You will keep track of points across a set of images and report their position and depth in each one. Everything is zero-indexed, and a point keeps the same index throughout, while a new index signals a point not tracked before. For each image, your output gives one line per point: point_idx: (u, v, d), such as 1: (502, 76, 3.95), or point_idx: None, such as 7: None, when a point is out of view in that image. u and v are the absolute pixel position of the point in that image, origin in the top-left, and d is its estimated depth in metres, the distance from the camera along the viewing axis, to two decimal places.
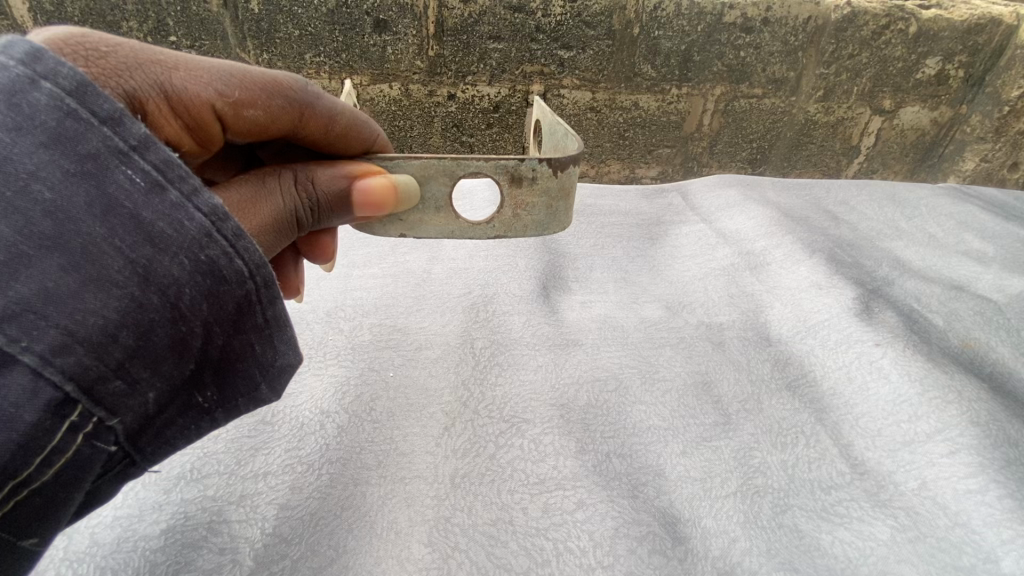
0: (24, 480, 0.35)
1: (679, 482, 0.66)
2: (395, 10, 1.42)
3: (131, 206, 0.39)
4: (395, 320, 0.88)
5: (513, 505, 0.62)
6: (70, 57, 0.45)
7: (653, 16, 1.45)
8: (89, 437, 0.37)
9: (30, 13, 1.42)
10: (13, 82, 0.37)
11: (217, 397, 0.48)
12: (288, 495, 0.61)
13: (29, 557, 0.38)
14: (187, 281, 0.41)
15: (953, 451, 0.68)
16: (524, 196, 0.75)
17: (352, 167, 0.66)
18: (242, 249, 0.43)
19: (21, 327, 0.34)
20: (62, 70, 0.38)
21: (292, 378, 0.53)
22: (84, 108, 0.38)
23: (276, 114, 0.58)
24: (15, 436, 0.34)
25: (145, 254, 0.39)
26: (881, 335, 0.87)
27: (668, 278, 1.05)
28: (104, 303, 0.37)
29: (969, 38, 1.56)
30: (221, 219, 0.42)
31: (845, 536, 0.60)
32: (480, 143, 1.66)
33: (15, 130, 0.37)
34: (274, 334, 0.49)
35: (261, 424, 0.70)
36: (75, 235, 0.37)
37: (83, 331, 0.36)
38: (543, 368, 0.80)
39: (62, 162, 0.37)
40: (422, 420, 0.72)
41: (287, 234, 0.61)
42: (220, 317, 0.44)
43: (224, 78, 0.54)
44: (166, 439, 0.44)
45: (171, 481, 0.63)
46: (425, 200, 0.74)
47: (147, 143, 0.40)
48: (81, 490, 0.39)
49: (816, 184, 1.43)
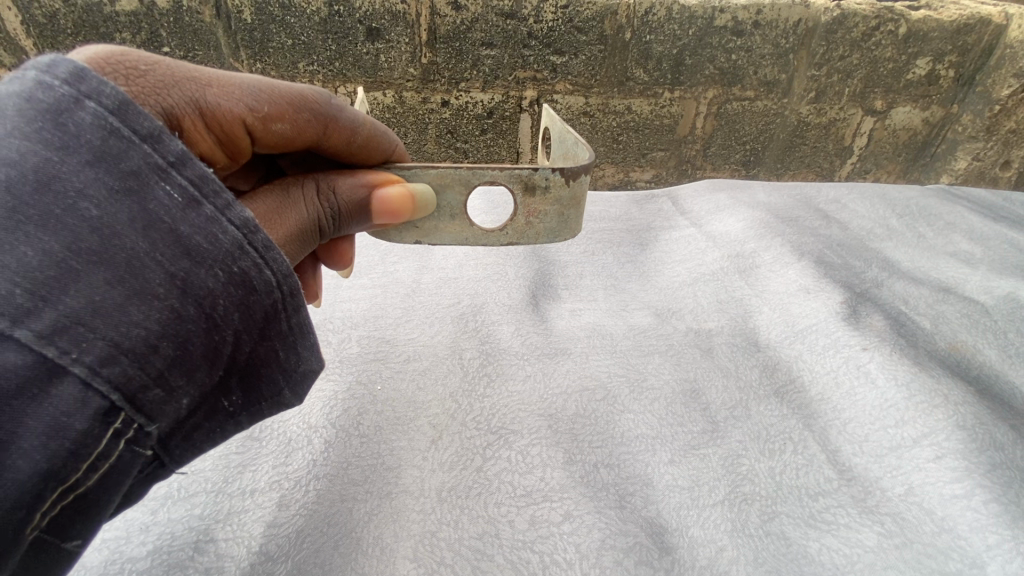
0: (71, 485, 0.37)
1: (669, 491, 0.66)
2: (387, 18, 1.42)
3: (170, 220, 0.41)
4: (383, 332, 0.88)
5: (500, 517, 0.62)
6: (110, 75, 0.45)
7: (644, 21, 1.45)
8: (129, 442, 0.39)
9: (23, 24, 1.42)
10: (59, 102, 0.39)
11: (242, 400, 0.49)
12: (275, 512, 0.61)
13: (69, 558, 0.41)
14: (221, 292, 0.43)
15: (939, 455, 0.69)
16: (537, 205, 0.75)
17: (372, 176, 0.66)
18: (271, 260, 0.45)
19: (70, 339, 0.36)
20: (105, 89, 0.40)
21: (313, 383, 0.54)
22: (126, 127, 0.40)
23: (303, 127, 0.58)
24: (67, 443, 0.36)
25: (183, 266, 0.41)
26: (869, 339, 0.87)
27: (658, 285, 1.05)
28: (147, 314, 0.39)
29: (958, 38, 1.57)
30: (252, 232, 0.44)
31: (832, 543, 0.61)
32: (475, 150, 1.67)
33: (62, 148, 0.38)
34: (298, 340, 0.51)
35: (249, 440, 0.70)
36: (120, 250, 0.39)
37: (128, 342, 0.38)
38: (531, 377, 0.80)
39: (107, 179, 0.39)
40: (409, 433, 0.72)
41: (310, 242, 0.61)
42: (249, 326, 0.45)
43: (254, 93, 0.54)
44: (195, 441, 0.45)
45: (158, 501, 0.62)
46: (441, 208, 0.74)
47: (184, 160, 0.42)
48: (119, 493, 0.40)
49: (807, 187, 1.44)
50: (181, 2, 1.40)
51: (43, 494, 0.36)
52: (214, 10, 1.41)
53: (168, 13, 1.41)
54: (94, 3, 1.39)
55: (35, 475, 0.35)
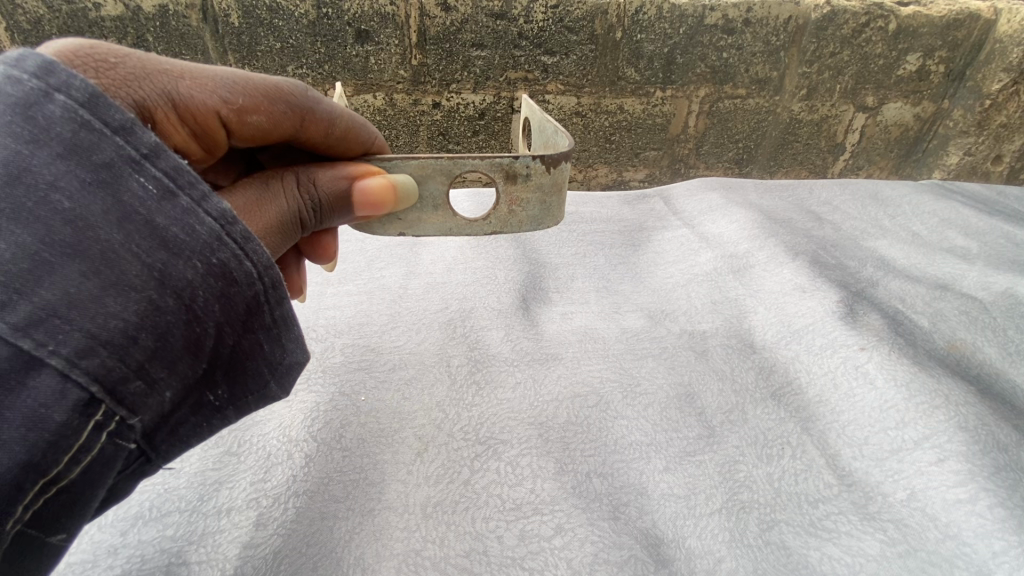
0: (53, 477, 0.36)
1: (663, 501, 0.64)
2: (376, 19, 1.40)
3: (145, 212, 0.38)
4: (368, 340, 0.86)
5: (487, 533, 0.59)
6: (80, 68, 0.43)
7: (635, 20, 1.44)
8: (112, 435, 0.37)
9: (6, 31, 1.39)
10: (28, 97, 0.37)
11: (229, 394, 0.47)
12: (252, 533, 0.59)
13: (55, 554, 0.39)
14: (201, 284, 0.40)
15: (941, 458, 0.67)
16: (518, 193, 0.73)
17: (352, 168, 0.64)
18: (251, 251, 0.43)
19: (47, 331, 0.34)
20: (75, 82, 0.38)
21: (300, 375, 0.51)
22: (97, 119, 0.38)
23: (279, 119, 0.56)
24: (46, 434, 0.34)
25: (160, 258, 0.39)
26: (866, 339, 0.85)
27: (651, 286, 1.03)
28: (124, 306, 0.37)
29: (948, 33, 1.55)
30: (230, 223, 0.41)
31: (833, 552, 0.58)
32: (466, 151, 1.64)
33: (32, 142, 0.37)
34: (282, 333, 0.48)
35: (227, 456, 0.67)
36: (93, 242, 0.37)
37: (106, 334, 0.36)
38: (521, 385, 0.78)
39: (78, 172, 0.37)
40: (394, 445, 0.69)
41: (291, 235, 0.59)
42: (231, 318, 0.43)
43: (228, 85, 0.52)
44: (180, 436, 0.43)
45: (128, 522, 0.60)
46: (422, 199, 0.72)
47: (158, 151, 0.40)
48: (104, 487, 0.38)
49: (800, 184, 1.43)
50: (167, 6, 1.37)
51: (23, 485, 0.34)
52: (201, 14, 1.38)
53: (153, 17, 1.38)
54: (78, 9, 1.36)
55: (13, 467, 0.33)
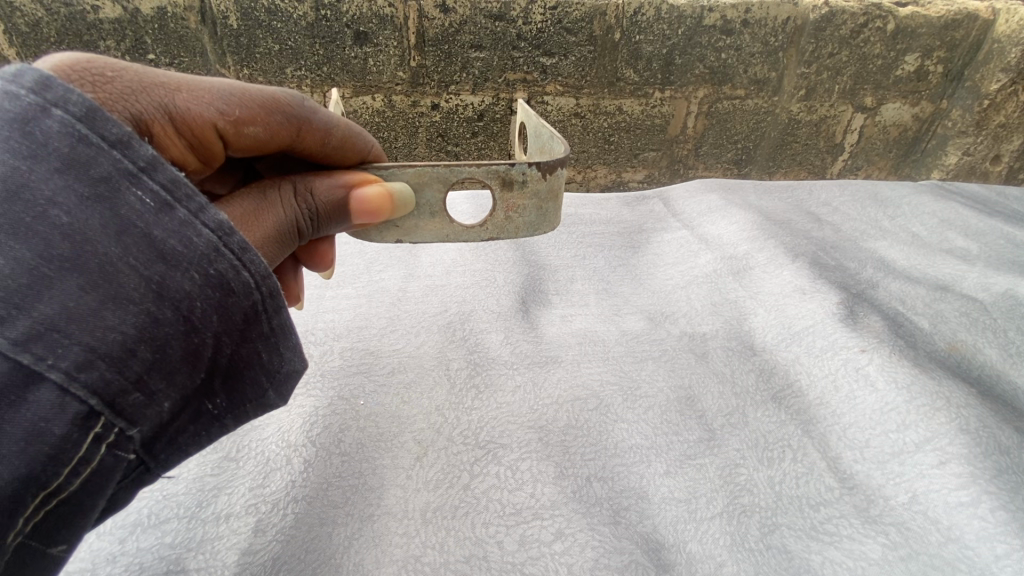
0: (53, 491, 0.35)
1: (665, 505, 0.63)
2: (375, 22, 1.39)
3: (143, 225, 0.38)
4: (367, 344, 0.85)
5: (488, 538, 0.59)
6: (77, 83, 0.43)
7: (633, 21, 1.44)
8: (111, 446, 0.37)
9: (3, 34, 1.39)
10: (26, 111, 0.37)
11: (227, 403, 0.46)
12: (251, 539, 0.58)
13: (54, 564, 0.38)
14: (198, 295, 0.40)
15: (942, 461, 0.66)
16: (515, 200, 0.72)
17: (349, 176, 0.63)
18: (249, 262, 0.42)
19: (46, 346, 0.34)
20: (72, 97, 0.38)
21: (299, 383, 0.51)
22: (95, 133, 0.38)
23: (276, 130, 0.56)
24: (46, 448, 0.34)
25: (157, 270, 0.38)
26: (867, 341, 0.85)
27: (651, 288, 1.03)
28: (122, 319, 0.37)
29: (947, 33, 1.55)
30: (227, 234, 0.41)
31: (835, 556, 0.58)
32: (465, 152, 1.64)
33: (30, 157, 0.36)
34: (280, 342, 0.48)
35: (225, 461, 0.67)
36: (92, 255, 0.36)
37: (104, 347, 0.36)
38: (521, 388, 0.78)
39: (76, 186, 0.37)
40: (393, 450, 0.69)
41: (289, 245, 0.59)
42: (229, 327, 0.43)
43: (225, 96, 0.51)
44: (179, 445, 0.43)
45: (127, 529, 0.59)
46: (420, 206, 0.72)
47: (155, 164, 0.39)
48: (104, 498, 0.38)
49: (799, 185, 1.43)
50: (165, 9, 1.36)
51: (24, 499, 0.34)
52: (199, 16, 1.38)
53: (151, 20, 1.38)
54: (76, 12, 1.36)
55: (13, 481, 0.33)
